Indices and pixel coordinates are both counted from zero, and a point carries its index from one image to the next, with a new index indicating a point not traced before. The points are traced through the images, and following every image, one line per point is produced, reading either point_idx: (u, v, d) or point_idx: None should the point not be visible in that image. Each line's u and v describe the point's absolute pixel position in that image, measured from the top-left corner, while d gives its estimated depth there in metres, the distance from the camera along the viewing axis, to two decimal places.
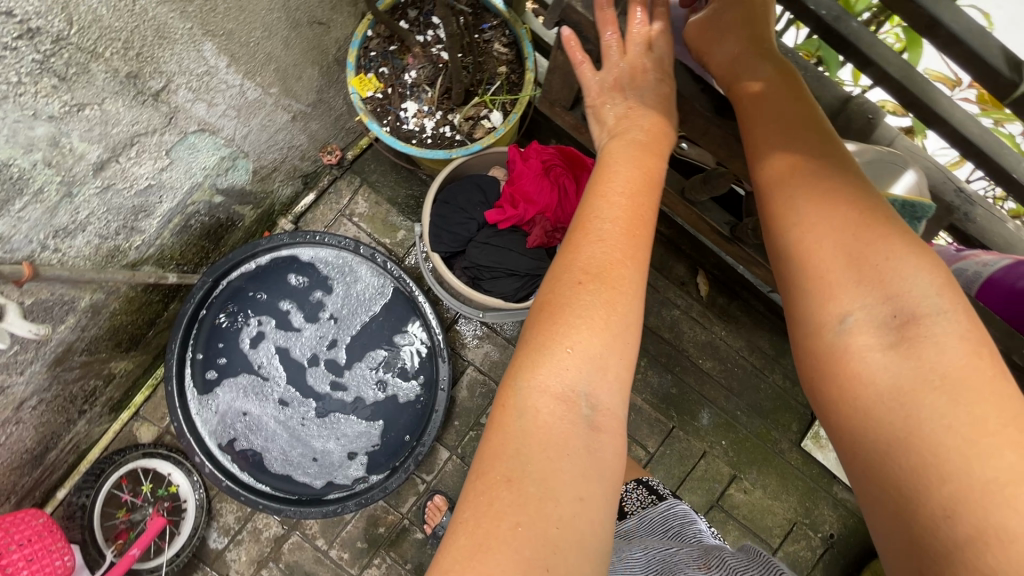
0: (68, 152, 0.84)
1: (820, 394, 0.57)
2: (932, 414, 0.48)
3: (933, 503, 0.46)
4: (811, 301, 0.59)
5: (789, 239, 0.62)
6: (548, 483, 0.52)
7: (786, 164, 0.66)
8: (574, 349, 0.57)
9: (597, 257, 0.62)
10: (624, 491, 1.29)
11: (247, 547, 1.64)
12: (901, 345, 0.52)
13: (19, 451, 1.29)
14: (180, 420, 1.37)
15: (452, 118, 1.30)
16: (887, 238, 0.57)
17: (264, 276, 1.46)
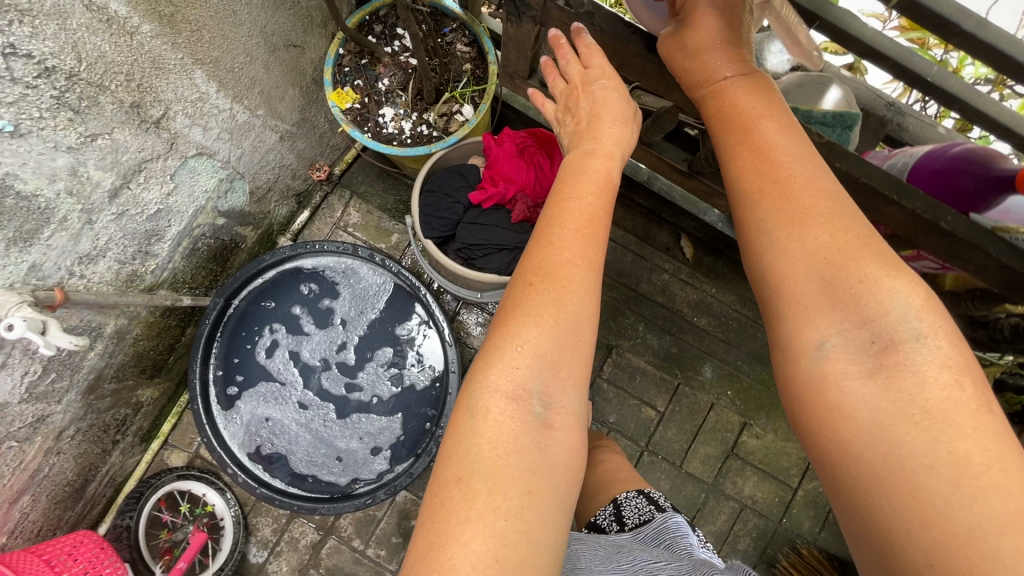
0: (86, 181, 0.94)
1: (800, 413, 0.62)
2: (914, 449, 0.53)
3: (912, 541, 0.52)
4: (790, 328, 0.63)
5: (766, 266, 0.65)
6: (495, 480, 0.60)
7: (751, 171, 0.69)
8: (524, 347, 0.66)
9: (548, 261, 0.71)
10: (622, 499, 1.15)
11: (287, 558, 1.69)
12: (880, 373, 0.57)
13: (62, 484, 1.36)
14: (209, 434, 1.44)
15: (427, 117, 1.40)
16: (865, 267, 0.60)
17: (274, 290, 1.55)
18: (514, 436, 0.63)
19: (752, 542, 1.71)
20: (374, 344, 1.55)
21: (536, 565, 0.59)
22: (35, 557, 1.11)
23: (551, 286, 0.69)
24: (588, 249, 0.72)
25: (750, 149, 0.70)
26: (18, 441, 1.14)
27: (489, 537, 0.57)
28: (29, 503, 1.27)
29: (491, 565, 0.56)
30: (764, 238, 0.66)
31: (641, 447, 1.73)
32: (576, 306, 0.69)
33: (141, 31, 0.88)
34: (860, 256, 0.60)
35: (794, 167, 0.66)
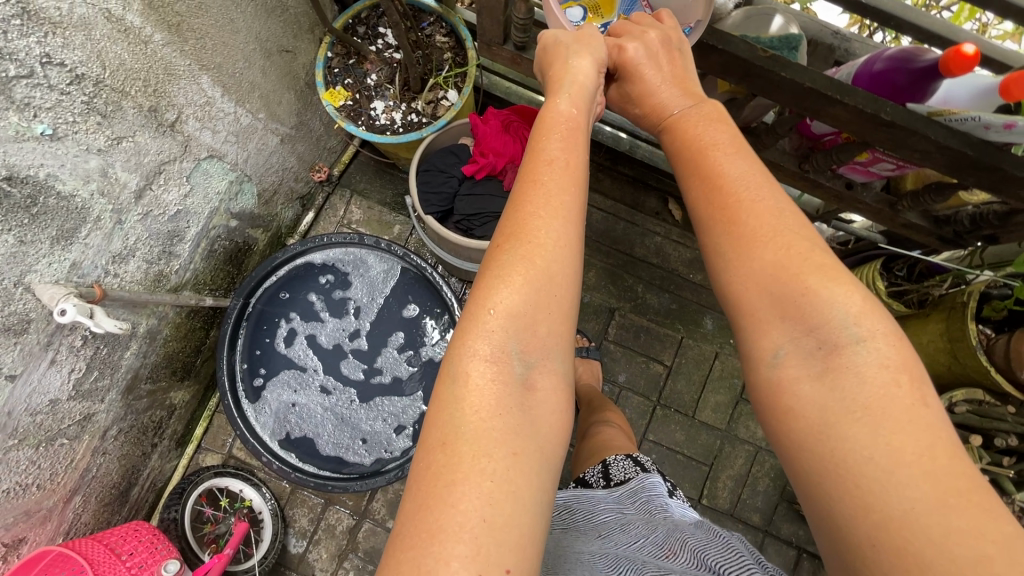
0: (115, 182, 1.03)
1: (765, 413, 0.64)
2: (855, 442, 0.55)
3: (858, 525, 0.53)
4: (747, 334, 0.65)
5: (721, 276, 0.67)
6: (479, 443, 0.58)
7: (701, 186, 0.70)
8: (499, 310, 0.64)
9: (515, 221, 0.68)
10: (611, 461, 1.21)
11: (325, 545, 1.75)
12: (826, 375, 0.59)
13: (109, 486, 1.44)
14: (241, 424, 1.52)
15: (416, 106, 1.50)
16: (811, 274, 0.62)
17: (290, 285, 1.64)
18: (494, 398, 0.61)
19: (772, 482, 1.76)
20: (388, 325, 1.63)
21: (522, 529, 0.56)
22: (98, 544, 1.21)
23: (517, 243, 0.66)
24: (557, 197, 0.69)
25: (697, 167, 0.72)
26: (68, 439, 1.22)
27: (477, 496, 0.55)
28: (81, 503, 1.35)
29: (478, 525, 0.54)
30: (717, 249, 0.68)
31: (654, 401, 1.79)
32: (547, 259, 0.66)
33: (154, 40, 0.99)
34: (802, 269, 0.62)
35: (740, 180, 0.68)
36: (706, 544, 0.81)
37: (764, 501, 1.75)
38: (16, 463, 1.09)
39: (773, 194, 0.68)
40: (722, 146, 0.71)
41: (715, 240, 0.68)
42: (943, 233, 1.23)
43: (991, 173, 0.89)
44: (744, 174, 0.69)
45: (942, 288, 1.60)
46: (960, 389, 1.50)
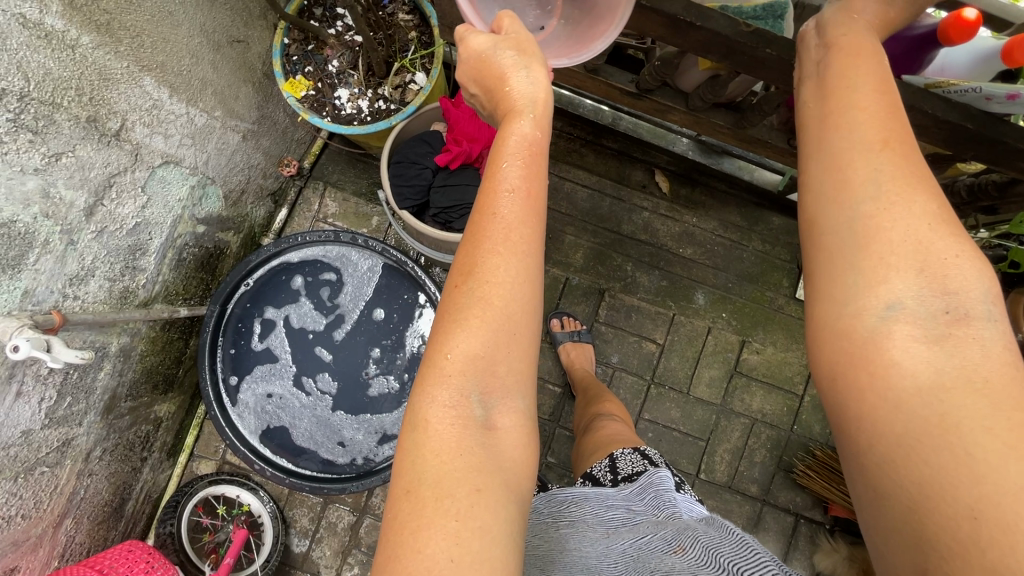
0: (60, 202, 0.96)
1: (844, 375, 0.57)
2: (975, 413, 0.50)
3: (952, 496, 0.49)
4: (855, 280, 0.57)
5: (859, 212, 0.58)
6: (441, 485, 0.62)
7: (877, 134, 0.59)
8: (453, 355, 0.68)
9: (469, 259, 0.71)
10: (618, 454, 1.24)
11: (328, 542, 1.75)
12: (945, 341, 0.53)
13: (100, 505, 1.42)
14: (222, 423, 1.51)
15: (382, 92, 1.42)
16: (949, 240, 0.56)
17: (263, 289, 1.58)
18: (455, 439, 0.66)
19: (768, 453, 1.77)
20: (359, 326, 1.59)
21: (492, 561, 0.59)
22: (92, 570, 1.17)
23: (474, 285, 0.69)
24: (515, 241, 0.71)
25: (876, 101, 0.61)
26: (49, 466, 1.18)
27: (441, 541, 0.59)
28: (73, 526, 1.33)
29: (445, 566, 0.57)
30: (866, 185, 0.58)
31: (648, 380, 1.78)
32: (505, 303, 0.69)
33: (82, 43, 0.92)
34: (946, 229, 0.56)
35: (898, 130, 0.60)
36: (719, 545, 0.83)
37: (761, 472, 1.76)
38: None
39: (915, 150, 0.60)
40: (868, 92, 0.62)
41: (868, 171, 0.58)
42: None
43: (991, 145, 0.87)
44: (889, 118, 0.61)
45: None
46: None
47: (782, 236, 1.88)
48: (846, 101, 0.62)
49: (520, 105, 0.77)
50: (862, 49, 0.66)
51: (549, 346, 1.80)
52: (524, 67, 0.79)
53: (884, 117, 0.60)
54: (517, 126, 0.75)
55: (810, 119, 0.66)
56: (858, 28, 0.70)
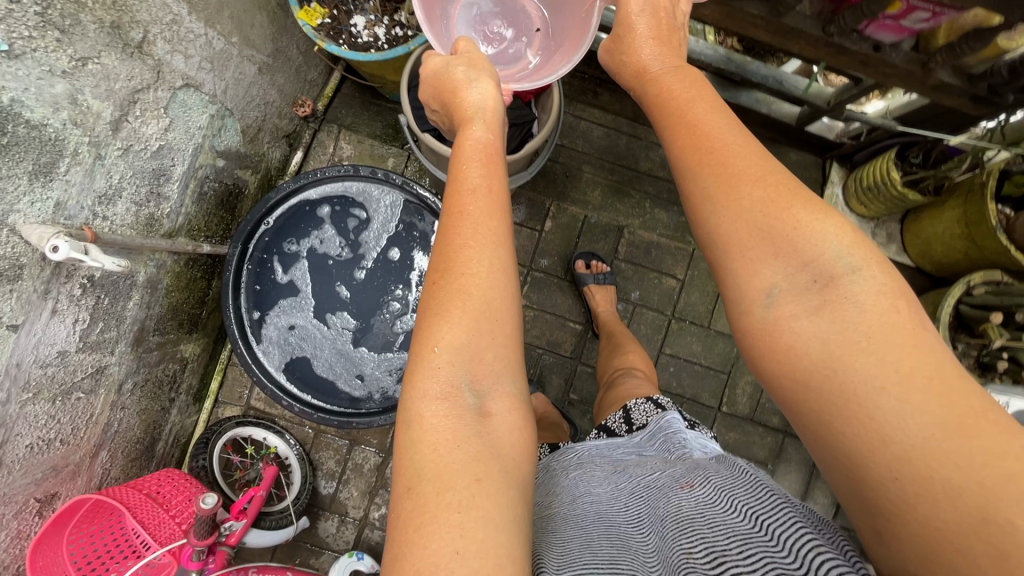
0: (87, 111, 0.95)
1: (762, 368, 0.66)
2: (865, 372, 0.56)
3: (875, 457, 0.54)
4: (737, 279, 0.68)
5: (712, 231, 0.70)
6: (442, 479, 0.63)
7: (693, 156, 0.73)
8: (441, 346, 0.71)
9: (440, 253, 0.77)
10: (631, 406, 1.16)
11: (355, 484, 1.78)
12: (825, 309, 0.61)
13: (133, 441, 1.44)
14: (247, 356, 1.51)
15: (399, 19, 1.41)
16: (813, 224, 0.64)
17: (284, 225, 1.58)
18: (450, 432, 0.68)
19: None
20: (377, 263, 1.59)
21: (496, 545, 0.59)
22: (135, 490, 1.25)
23: (453, 278, 0.75)
24: (483, 227, 0.77)
25: (684, 131, 0.76)
26: (85, 393, 1.19)
27: (447, 533, 0.59)
28: (108, 458, 1.34)
29: (452, 558, 0.57)
30: (706, 205, 0.71)
31: (668, 316, 1.78)
32: (484, 289, 0.74)
33: None
34: (792, 205, 0.66)
35: (722, 139, 0.72)
36: (733, 484, 0.74)
37: None
38: (35, 418, 1.06)
39: (752, 152, 0.71)
40: (693, 117, 0.76)
41: (702, 191, 0.70)
42: (975, 90, 1.22)
43: None
44: (716, 138, 0.73)
45: (961, 169, 1.51)
46: (978, 273, 1.50)
47: (798, 170, 1.89)
48: (672, 138, 0.77)
49: (473, 116, 0.93)
50: (665, 103, 0.82)
51: (570, 285, 1.79)
52: (475, 80, 0.96)
53: (699, 147, 0.73)
54: (471, 133, 0.90)
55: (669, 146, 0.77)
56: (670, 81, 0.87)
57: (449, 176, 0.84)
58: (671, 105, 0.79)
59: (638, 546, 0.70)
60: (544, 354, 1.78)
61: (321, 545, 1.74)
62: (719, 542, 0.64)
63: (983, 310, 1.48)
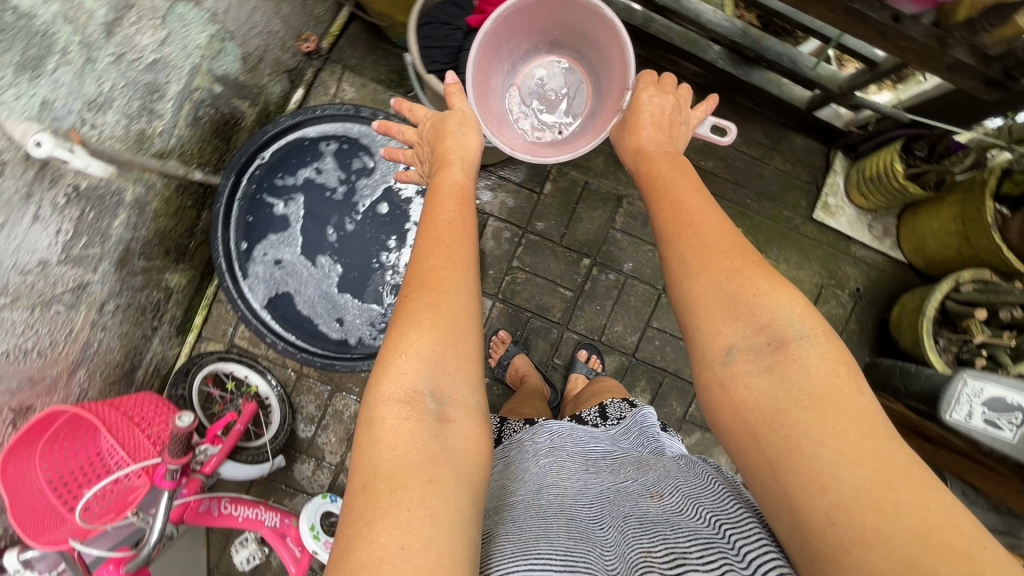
0: (79, 8, 0.93)
1: (721, 416, 0.81)
2: (807, 429, 0.71)
3: (816, 498, 0.67)
4: (704, 335, 0.84)
5: (683, 291, 0.87)
6: (395, 478, 0.75)
7: (674, 227, 0.91)
8: (408, 354, 0.85)
9: (415, 275, 0.93)
10: (605, 404, 1.26)
11: (334, 429, 1.79)
12: (774, 368, 0.76)
13: (113, 364, 1.43)
14: (232, 285, 1.49)
15: None
16: (772, 293, 0.80)
17: (279, 161, 1.55)
18: (410, 432, 0.80)
19: None
20: (368, 213, 1.58)
21: (442, 539, 0.70)
22: (113, 409, 1.22)
23: (424, 295, 0.90)
24: (451, 256, 0.95)
25: (669, 207, 0.95)
26: (64, 307, 1.18)
27: (394, 526, 0.70)
28: (86, 378, 1.33)
29: (396, 551, 0.68)
30: (683, 266, 0.88)
31: (659, 290, 1.79)
32: (449, 309, 0.90)
33: None
34: (753, 276, 0.82)
35: (700, 216, 0.90)
36: (699, 494, 0.85)
37: None
38: (12, 324, 1.05)
39: (724, 229, 0.89)
40: (687, 195, 0.95)
41: (678, 258, 0.88)
42: (990, 72, 1.20)
43: None
44: (698, 208, 0.93)
45: (961, 165, 1.52)
46: (967, 270, 1.51)
47: (802, 156, 1.88)
48: (661, 211, 0.96)
49: (452, 161, 1.09)
50: (658, 187, 1.00)
51: (564, 250, 1.78)
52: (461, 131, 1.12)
53: (680, 220, 0.91)
54: (449, 177, 1.07)
55: (661, 214, 0.95)
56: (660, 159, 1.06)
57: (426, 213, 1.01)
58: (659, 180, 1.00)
59: (599, 541, 0.77)
60: (533, 317, 1.78)
61: (296, 487, 1.76)
62: (680, 545, 0.73)
63: (968, 306, 1.50)
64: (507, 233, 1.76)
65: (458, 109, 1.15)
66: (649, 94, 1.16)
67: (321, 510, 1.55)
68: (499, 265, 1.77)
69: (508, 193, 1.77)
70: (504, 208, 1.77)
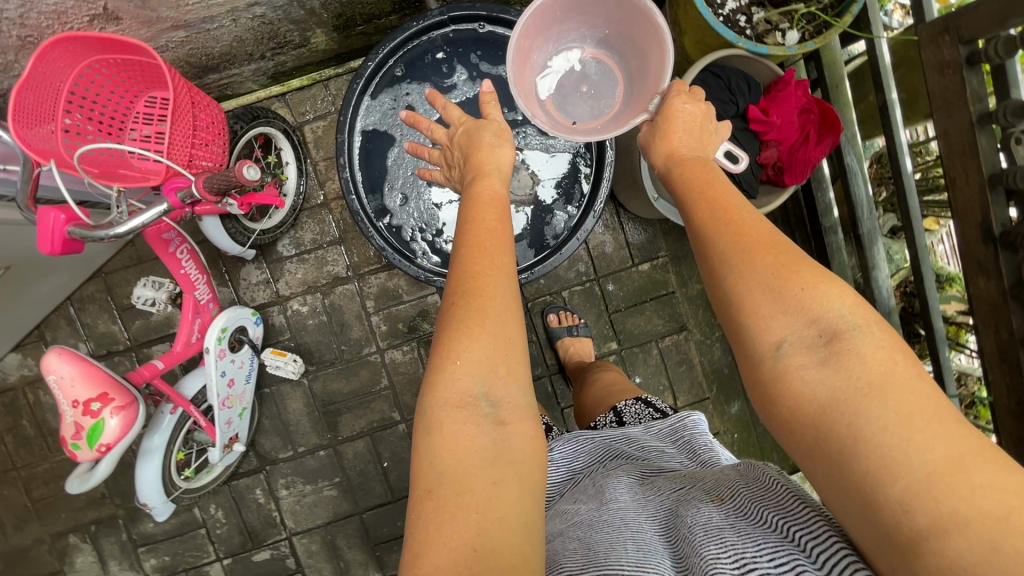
0: None
1: (774, 414, 0.72)
2: (868, 418, 0.62)
3: (885, 490, 0.59)
4: (752, 331, 0.74)
5: (727, 287, 0.77)
6: (465, 481, 0.81)
7: (731, 209, 0.83)
8: (462, 360, 0.88)
9: (461, 282, 0.96)
10: (622, 406, 1.23)
11: (306, 269, 1.69)
12: (832, 359, 0.67)
13: (204, 50, 1.31)
14: (356, 91, 1.37)
15: (753, 12, 1.30)
16: (818, 286, 0.71)
17: (491, 42, 1.47)
18: (469, 434, 0.84)
19: None
20: None
21: (515, 537, 0.77)
22: (184, 103, 1.08)
23: (471, 302, 0.93)
24: (497, 259, 0.98)
25: (708, 196, 0.87)
26: None
27: (469, 529, 0.76)
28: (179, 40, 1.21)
29: (473, 551, 0.74)
30: (722, 262, 0.78)
31: None
32: (498, 313, 0.93)
33: None
34: (800, 269, 0.73)
35: (743, 213, 0.82)
36: (759, 492, 0.78)
37: None
38: None
39: (769, 227, 0.80)
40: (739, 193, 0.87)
41: (721, 253, 0.79)
42: None
43: None
44: (752, 212, 0.83)
45: None
46: None
47: None
48: (697, 200, 0.88)
49: (491, 169, 1.10)
50: (706, 170, 0.94)
51: (606, 321, 1.75)
52: (498, 144, 1.13)
53: (730, 218, 0.82)
54: (490, 184, 1.08)
55: (705, 193, 0.87)
56: (694, 159, 0.97)
57: (471, 229, 1.02)
58: (695, 174, 0.93)
59: (665, 556, 0.75)
60: (533, 343, 1.75)
61: (231, 279, 1.68)
62: (748, 549, 0.69)
63: None
64: (582, 267, 1.72)
65: (493, 120, 1.16)
66: (682, 99, 1.03)
67: (241, 322, 1.45)
68: (551, 281, 1.73)
69: (613, 241, 1.72)
70: (600, 248, 1.72)
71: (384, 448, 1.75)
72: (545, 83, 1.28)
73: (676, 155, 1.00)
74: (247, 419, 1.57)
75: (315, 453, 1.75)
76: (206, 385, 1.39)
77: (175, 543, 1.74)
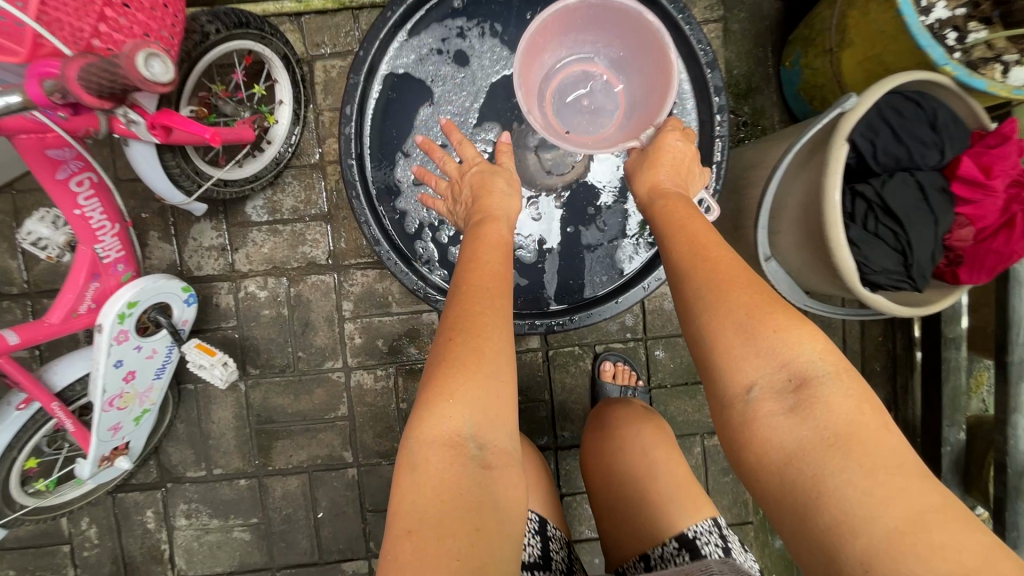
0: None
1: (737, 456, 0.64)
2: (837, 473, 0.55)
3: (847, 543, 0.53)
4: (721, 373, 0.64)
5: (700, 327, 0.65)
6: (438, 528, 0.59)
7: (710, 236, 0.71)
8: (454, 397, 0.62)
9: (456, 315, 0.67)
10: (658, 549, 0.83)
11: (275, 244, 1.29)
12: (801, 408, 0.59)
13: None
14: (387, 20, 0.99)
15: (969, 29, 0.91)
16: (789, 330, 0.62)
17: None
18: (451, 475, 0.61)
19: None
20: None
21: None
22: None
23: (468, 334, 0.65)
24: (496, 299, 0.69)
25: (682, 214, 0.75)
26: None
27: None
28: None
29: None
30: (697, 300, 0.66)
31: None
32: (495, 345, 0.66)
33: None
34: (776, 311, 0.63)
35: (723, 242, 0.70)
36: None
37: None
38: None
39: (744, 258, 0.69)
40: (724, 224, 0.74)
41: (697, 288, 0.66)
42: None
43: None
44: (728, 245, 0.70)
45: None
46: None
47: None
48: (671, 225, 0.74)
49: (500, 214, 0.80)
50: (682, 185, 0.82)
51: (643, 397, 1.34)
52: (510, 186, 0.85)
53: (717, 253, 0.68)
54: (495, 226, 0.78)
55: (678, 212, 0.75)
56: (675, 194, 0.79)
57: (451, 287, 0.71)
58: (663, 198, 0.78)
59: None
60: (544, 404, 1.33)
61: (177, 235, 1.28)
62: None
63: None
64: (627, 320, 1.31)
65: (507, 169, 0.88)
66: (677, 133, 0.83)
67: (163, 299, 1.04)
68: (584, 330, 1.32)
69: None
70: (657, 301, 1.31)
71: (322, 493, 1.34)
72: (550, 78, 0.94)
73: (654, 185, 0.81)
74: (148, 426, 1.15)
75: (232, 481, 1.34)
76: (91, 373, 1.00)
77: (26, 556, 1.32)
